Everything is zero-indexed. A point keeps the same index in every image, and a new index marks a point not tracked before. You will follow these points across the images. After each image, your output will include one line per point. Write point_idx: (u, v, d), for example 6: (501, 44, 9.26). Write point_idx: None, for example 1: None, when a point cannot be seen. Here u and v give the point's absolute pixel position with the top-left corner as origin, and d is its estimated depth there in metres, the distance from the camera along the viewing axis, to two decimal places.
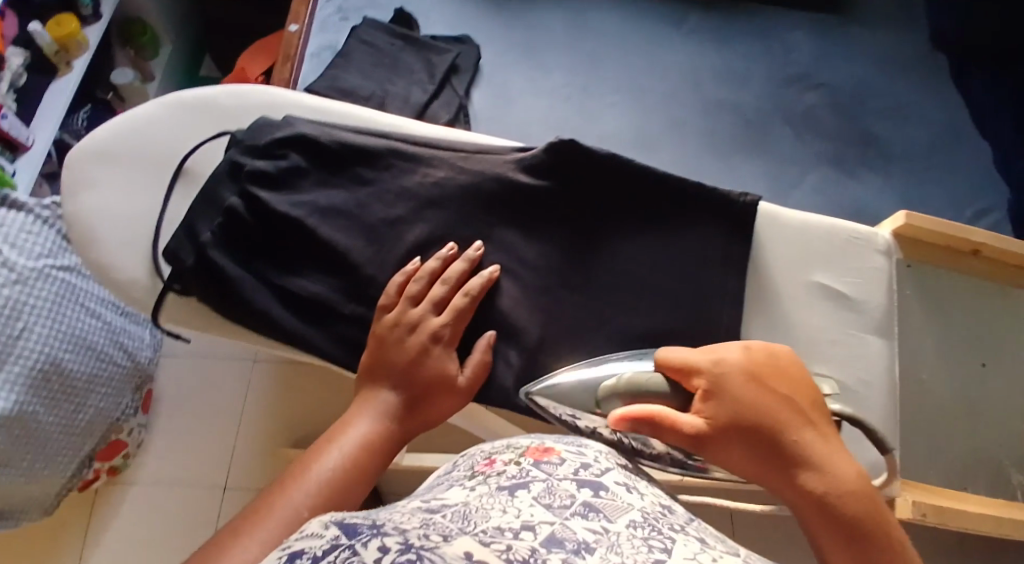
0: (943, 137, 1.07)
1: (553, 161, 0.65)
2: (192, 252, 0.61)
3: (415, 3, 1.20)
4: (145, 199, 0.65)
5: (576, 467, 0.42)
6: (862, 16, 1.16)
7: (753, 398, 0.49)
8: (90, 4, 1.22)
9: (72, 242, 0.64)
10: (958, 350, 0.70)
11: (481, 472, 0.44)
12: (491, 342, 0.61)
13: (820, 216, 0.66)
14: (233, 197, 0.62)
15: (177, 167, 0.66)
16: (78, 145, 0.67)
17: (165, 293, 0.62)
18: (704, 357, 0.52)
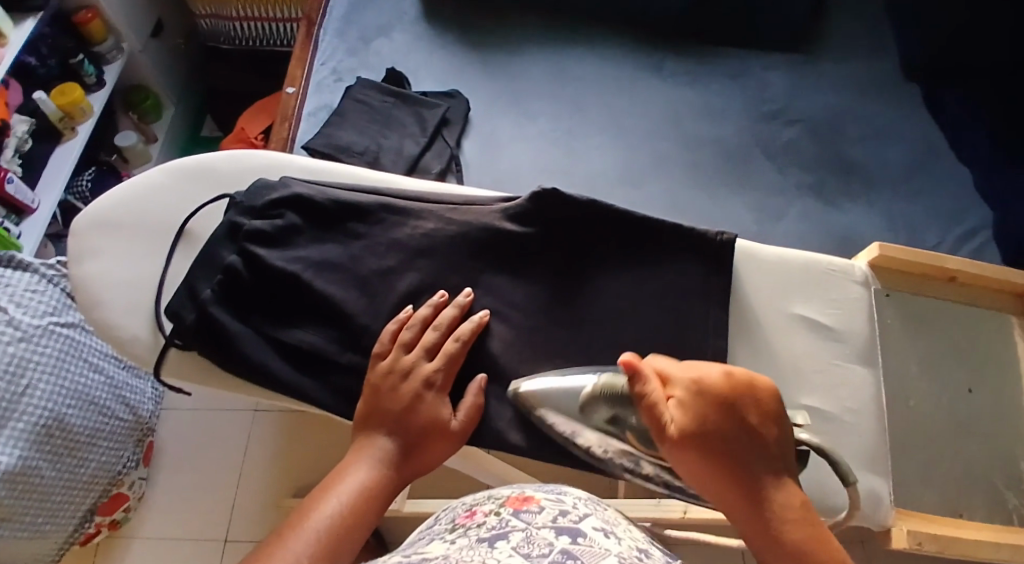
0: (923, 162, 1.09)
1: (536, 208, 0.68)
2: (193, 310, 0.63)
3: (405, 60, 1.25)
4: (148, 260, 0.68)
5: (555, 514, 0.43)
6: (833, 53, 1.21)
7: (719, 417, 0.52)
8: (93, 73, 1.26)
9: (78, 304, 0.67)
10: (946, 376, 0.71)
11: (463, 524, 0.46)
12: (482, 386, 0.63)
13: (797, 251, 0.68)
14: (233, 255, 0.65)
15: (179, 229, 0.69)
16: (82, 214, 0.70)
17: (167, 348, 0.64)
18: (680, 372, 0.55)
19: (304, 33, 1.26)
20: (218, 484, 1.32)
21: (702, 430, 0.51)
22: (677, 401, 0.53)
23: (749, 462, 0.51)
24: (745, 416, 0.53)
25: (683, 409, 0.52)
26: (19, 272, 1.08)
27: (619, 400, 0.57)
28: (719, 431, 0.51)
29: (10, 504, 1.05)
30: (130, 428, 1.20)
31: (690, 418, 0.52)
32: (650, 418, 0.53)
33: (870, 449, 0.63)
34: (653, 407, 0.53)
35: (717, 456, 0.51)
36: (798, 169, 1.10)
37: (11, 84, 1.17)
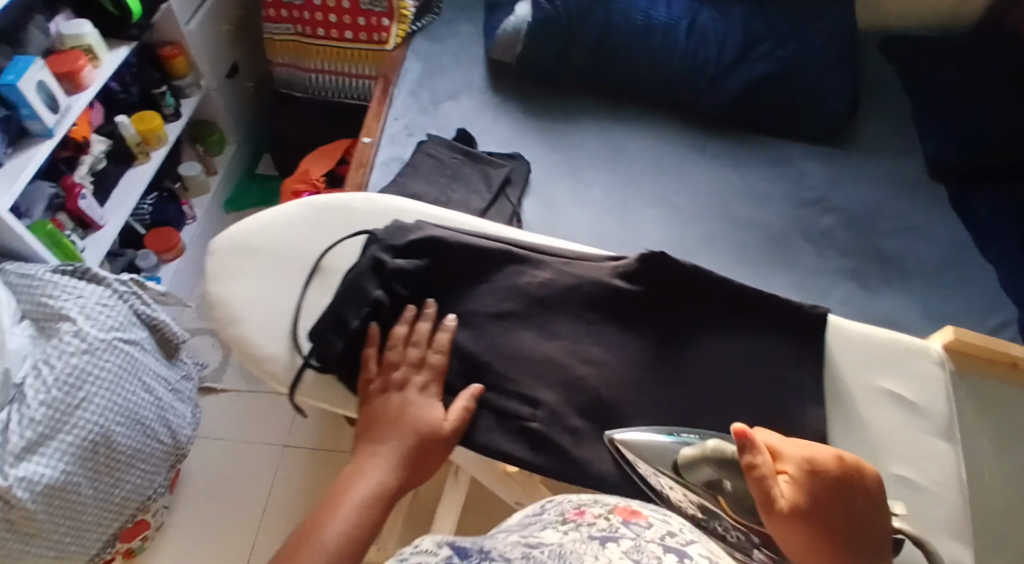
0: (951, 254, 1.14)
1: (645, 269, 0.73)
2: (340, 338, 0.68)
3: (471, 121, 1.30)
4: (285, 285, 0.74)
5: (664, 531, 0.43)
6: (863, 146, 1.27)
7: (826, 495, 0.56)
8: (173, 104, 1.31)
9: (219, 321, 0.72)
10: (1007, 449, 0.79)
11: (571, 518, 0.46)
12: (475, 393, 0.68)
13: (881, 330, 0.74)
14: (378, 290, 0.70)
15: (315, 261, 0.75)
16: (219, 239, 0.77)
17: (304, 369, 0.69)
18: (790, 449, 0.59)
19: (381, 90, 1.32)
20: (235, 519, 1.27)
21: (813, 507, 0.55)
22: (789, 475, 0.57)
23: (852, 541, 0.55)
24: (850, 495, 0.57)
25: (796, 483, 0.56)
26: (93, 285, 1.09)
27: (728, 464, 0.59)
28: (826, 510, 0.55)
29: (43, 520, 1.01)
30: (167, 453, 1.17)
31: (801, 495, 0.56)
32: (760, 490, 0.56)
33: (952, 518, 0.68)
34: (764, 479, 0.56)
35: (822, 532, 0.54)
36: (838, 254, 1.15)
37: (95, 105, 1.21)
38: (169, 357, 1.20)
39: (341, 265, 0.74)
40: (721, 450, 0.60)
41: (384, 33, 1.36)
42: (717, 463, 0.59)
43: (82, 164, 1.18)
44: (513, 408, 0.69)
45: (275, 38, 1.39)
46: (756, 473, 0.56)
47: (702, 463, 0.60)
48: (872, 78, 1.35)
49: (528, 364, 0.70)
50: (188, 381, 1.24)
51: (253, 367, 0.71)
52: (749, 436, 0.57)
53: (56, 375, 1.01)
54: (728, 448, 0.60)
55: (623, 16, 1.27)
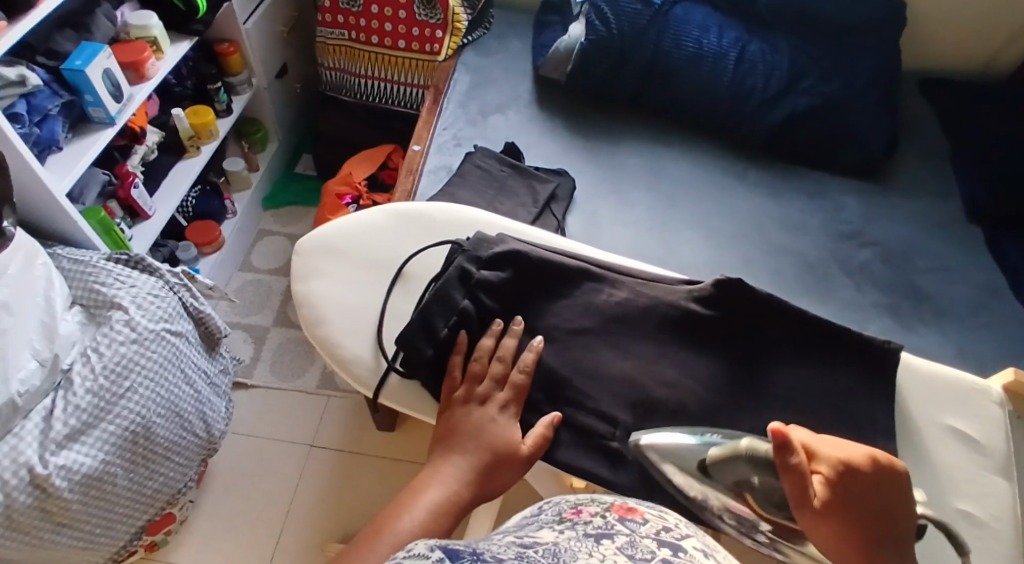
0: (983, 294, 1.16)
1: (720, 295, 0.76)
2: (428, 344, 0.72)
3: (520, 136, 1.31)
4: (369, 290, 0.79)
5: (658, 528, 0.47)
6: (898, 183, 1.31)
7: (861, 494, 0.58)
8: (225, 101, 1.38)
9: (307, 320, 0.78)
10: None
11: (570, 518, 0.49)
12: (554, 420, 0.70)
13: (945, 368, 0.79)
14: (465, 300, 0.74)
15: (398, 269, 0.80)
16: (308, 238, 0.83)
17: (388, 373, 0.74)
18: (825, 449, 0.60)
19: (431, 99, 1.35)
20: (260, 516, 1.26)
21: (845, 506, 0.58)
22: (823, 476, 0.58)
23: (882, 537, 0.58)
24: (883, 494, 0.60)
25: (829, 484, 0.58)
26: (145, 276, 1.10)
27: (761, 464, 0.61)
28: (858, 510, 0.58)
29: (76, 509, 0.99)
30: (201, 446, 1.16)
31: (834, 495, 0.58)
32: (795, 489, 0.58)
33: (1007, 553, 0.72)
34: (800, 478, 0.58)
35: (852, 531, 0.57)
36: (874, 288, 1.17)
37: (152, 97, 1.26)
38: (209, 350, 1.20)
39: (425, 274, 0.80)
40: (753, 450, 0.62)
41: (437, 44, 1.40)
42: (750, 461, 0.61)
43: (135, 154, 1.21)
44: (592, 425, 0.72)
45: (328, 42, 1.48)
46: (792, 471, 0.58)
47: (736, 461, 0.62)
48: (909, 122, 1.40)
49: (607, 382, 0.73)
50: (225, 375, 1.24)
51: (337, 367, 0.76)
52: (785, 436, 0.58)
53: (104, 363, 1.00)
54: (761, 448, 0.62)
55: (674, 41, 1.30)
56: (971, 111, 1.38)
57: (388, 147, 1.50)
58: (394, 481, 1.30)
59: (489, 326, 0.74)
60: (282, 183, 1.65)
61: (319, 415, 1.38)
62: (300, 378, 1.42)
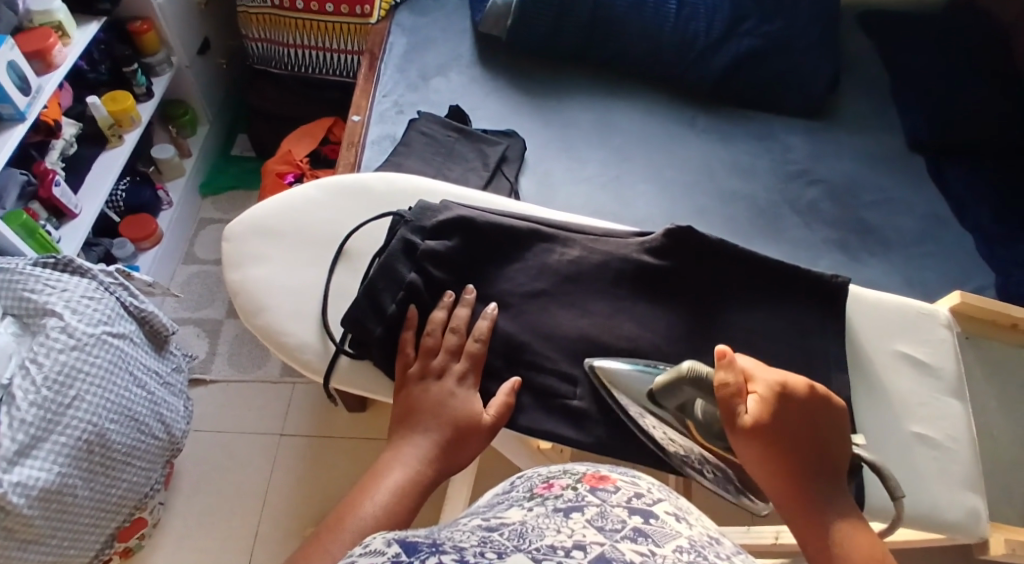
0: (927, 221, 1.17)
1: (671, 245, 0.75)
2: (378, 322, 0.69)
3: (463, 98, 1.25)
4: (311, 271, 0.75)
5: (629, 495, 0.45)
6: (845, 117, 1.31)
7: (793, 418, 0.58)
8: (144, 84, 1.32)
9: (246, 308, 0.74)
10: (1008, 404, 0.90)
11: (540, 494, 0.47)
12: (515, 386, 0.68)
13: (893, 296, 0.79)
14: (412, 272, 0.71)
15: (340, 247, 0.77)
16: (239, 222, 0.79)
17: (338, 357, 0.71)
18: (763, 373, 0.61)
19: (367, 65, 1.29)
20: (230, 512, 1.23)
21: (778, 427, 0.57)
22: (757, 396, 0.59)
23: (811, 460, 0.58)
24: (817, 420, 0.59)
25: (761, 405, 0.58)
26: (77, 278, 1.04)
27: (704, 387, 0.60)
28: (791, 432, 0.58)
29: (39, 525, 0.95)
30: (163, 448, 1.12)
31: (768, 416, 0.58)
32: (725, 408, 0.58)
33: (964, 472, 0.73)
34: (731, 397, 0.58)
35: (782, 454, 0.57)
36: (825, 223, 1.16)
37: (65, 86, 1.20)
38: (158, 349, 1.15)
39: (369, 248, 0.77)
40: (697, 373, 0.60)
41: (368, 5, 1.34)
42: (695, 383, 0.60)
43: (53, 149, 1.15)
44: (554, 387, 0.70)
45: (250, 12, 1.40)
46: (726, 390, 0.58)
47: (680, 385, 0.60)
48: (851, 56, 1.39)
49: (566, 343, 0.71)
50: (179, 374, 1.19)
51: (283, 355, 0.72)
52: (728, 356, 0.59)
53: (45, 374, 0.95)
54: (703, 371, 0.60)
55: None
56: (909, 40, 1.37)
57: (329, 120, 1.44)
58: (361, 464, 1.28)
59: (441, 298, 0.71)
60: (219, 168, 1.58)
61: (282, 406, 1.34)
62: (260, 367, 1.38)
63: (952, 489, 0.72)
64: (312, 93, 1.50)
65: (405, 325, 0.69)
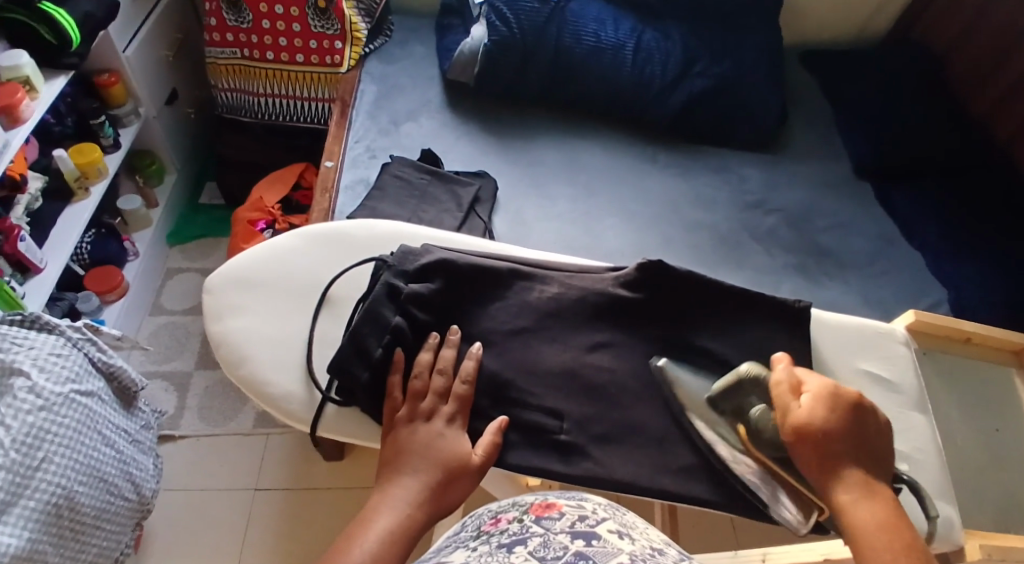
0: (879, 244, 1.23)
1: (643, 277, 0.78)
2: (364, 368, 0.70)
3: (434, 142, 1.28)
4: (293, 319, 0.76)
5: (573, 519, 0.48)
6: (796, 150, 1.37)
7: (842, 411, 0.63)
8: (112, 136, 1.32)
9: (228, 359, 0.74)
10: (977, 418, 0.93)
11: (487, 530, 0.49)
12: (502, 425, 0.69)
13: (852, 318, 0.84)
14: (396, 317, 0.72)
15: (321, 294, 0.77)
16: (217, 273, 0.79)
17: (323, 405, 0.71)
18: (818, 377, 0.66)
19: (338, 112, 1.30)
20: None
21: (825, 421, 0.62)
22: (809, 393, 0.64)
23: (856, 452, 0.62)
24: (864, 415, 0.64)
25: (813, 400, 0.64)
26: (45, 335, 1.02)
27: (762, 388, 0.69)
28: (840, 426, 0.62)
29: None
30: (132, 509, 1.10)
31: (818, 409, 0.63)
32: (780, 405, 0.65)
33: (926, 481, 0.77)
34: (784, 395, 0.65)
35: (829, 445, 0.62)
36: (785, 250, 1.20)
37: (31, 140, 1.19)
38: (126, 407, 1.13)
39: (351, 294, 0.78)
40: (755, 373, 0.69)
41: (337, 55, 1.36)
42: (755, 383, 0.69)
43: (18, 205, 1.14)
44: (541, 423, 0.71)
45: (219, 62, 1.41)
46: (780, 389, 0.66)
47: (740, 384, 0.69)
48: (798, 95, 1.46)
49: (550, 377, 0.73)
50: (147, 432, 1.18)
51: (267, 405, 0.72)
52: (782, 363, 0.68)
53: (15, 437, 0.92)
54: (761, 372, 0.69)
55: (574, 35, 1.31)
56: (851, 77, 1.44)
57: (301, 166, 1.45)
58: (339, 511, 1.27)
59: (426, 341, 0.72)
60: (187, 217, 1.58)
61: (257, 456, 1.32)
62: (232, 420, 1.36)
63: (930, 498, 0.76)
64: (281, 138, 1.51)
65: (392, 369, 0.70)
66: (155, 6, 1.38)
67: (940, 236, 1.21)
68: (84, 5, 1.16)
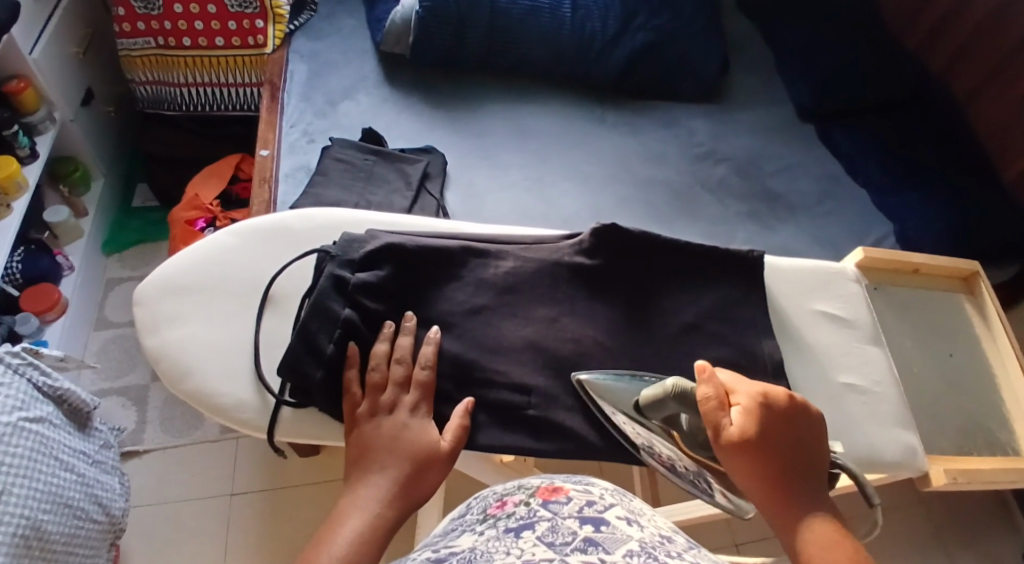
0: (829, 183, 1.23)
1: (599, 243, 0.76)
2: (317, 367, 0.67)
3: (375, 120, 1.23)
4: (237, 323, 0.72)
5: (581, 505, 0.46)
6: (740, 96, 1.36)
7: (775, 425, 0.59)
8: (27, 145, 1.24)
9: (171, 373, 0.70)
10: (929, 343, 0.93)
11: (493, 514, 0.47)
12: (468, 407, 0.67)
13: (805, 260, 0.83)
14: (346, 309, 0.69)
15: (265, 293, 0.74)
16: (150, 282, 0.75)
17: (279, 409, 0.68)
18: (745, 387, 0.62)
19: (270, 96, 1.24)
20: None
21: (761, 436, 0.58)
22: (741, 407, 0.59)
23: (794, 469, 0.58)
24: (797, 425, 0.60)
25: (748, 414, 0.59)
26: None
27: (687, 401, 0.61)
28: (775, 441, 0.58)
29: None
30: (102, 531, 1.06)
31: (751, 424, 0.58)
32: (712, 421, 0.58)
33: (892, 414, 0.78)
34: (715, 410, 0.59)
35: (767, 463, 0.57)
36: (737, 198, 1.20)
37: None
38: (81, 428, 1.09)
39: (297, 290, 0.74)
40: (681, 389, 0.61)
41: (260, 35, 1.30)
42: (679, 399, 0.61)
43: None
44: (508, 400, 0.69)
45: (134, 54, 1.33)
46: (710, 404, 0.59)
47: (664, 401, 0.61)
48: (736, 41, 1.45)
49: (514, 353, 0.71)
50: (109, 451, 1.13)
51: (220, 416, 0.69)
52: (707, 370, 0.60)
53: None
54: (688, 387, 0.61)
55: None
56: (788, 17, 1.43)
57: (237, 157, 1.39)
58: (318, 507, 1.25)
59: (381, 331, 0.69)
60: (124, 223, 1.51)
61: (228, 461, 1.29)
62: (197, 428, 1.32)
63: (885, 431, 0.77)
64: (213, 130, 1.44)
65: (347, 363, 0.67)
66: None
67: (884, 170, 1.21)
68: None
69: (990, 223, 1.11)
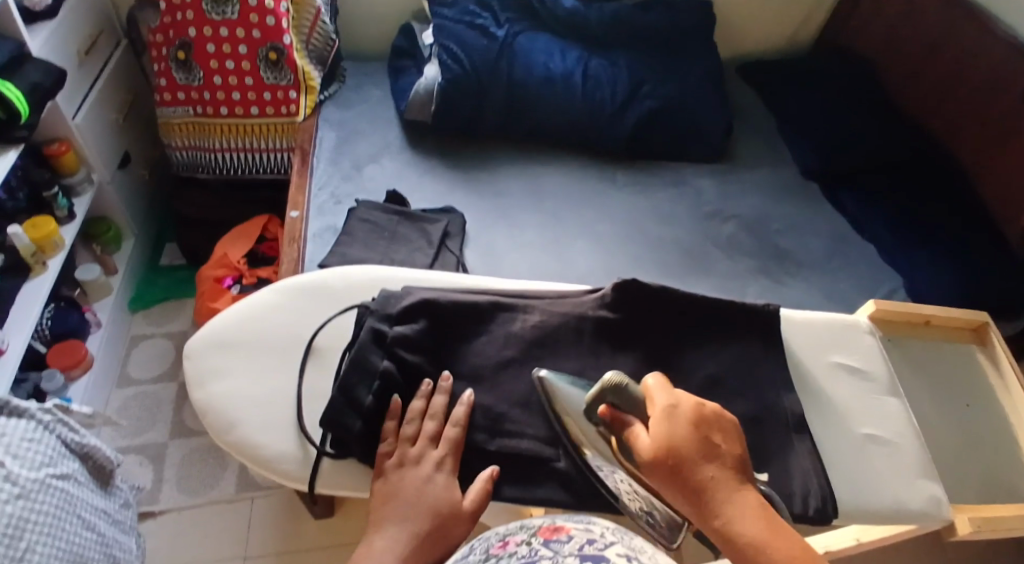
0: (836, 242, 1.27)
1: (621, 298, 0.79)
2: (357, 418, 0.69)
3: (397, 182, 1.28)
4: (279, 376, 0.75)
5: (582, 542, 0.47)
6: (746, 159, 1.41)
7: (685, 434, 0.58)
8: (65, 206, 1.29)
9: (214, 424, 0.73)
10: (948, 395, 0.96)
11: (495, 555, 0.48)
12: (493, 474, 0.68)
13: (820, 314, 0.86)
14: (384, 361, 0.72)
15: (306, 347, 0.77)
16: (197, 338, 0.78)
17: (321, 460, 0.70)
18: (662, 398, 0.61)
19: (299, 161, 1.29)
20: None
21: (670, 448, 0.57)
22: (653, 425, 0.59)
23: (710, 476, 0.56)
24: (711, 433, 0.59)
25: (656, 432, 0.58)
26: (13, 420, 0.99)
27: (621, 402, 0.62)
28: (687, 450, 0.57)
29: None
30: None
31: (659, 439, 0.58)
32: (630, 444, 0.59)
33: (913, 465, 0.79)
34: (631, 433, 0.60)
35: (681, 472, 0.56)
36: (747, 256, 1.23)
37: None
38: (103, 485, 1.09)
39: (336, 344, 0.77)
40: (620, 386, 0.62)
41: (292, 105, 1.36)
42: (616, 395, 0.62)
43: None
44: (539, 452, 0.71)
45: (173, 121, 1.39)
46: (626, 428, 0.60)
47: (601, 397, 0.63)
48: (740, 108, 1.51)
49: (543, 405, 0.73)
50: (128, 509, 1.13)
51: (261, 466, 0.71)
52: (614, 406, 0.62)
53: None
54: (624, 385, 0.62)
55: (525, 68, 1.34)
56: (790, 85, 1.50)
57: (264, 218, 1.43)
58: None
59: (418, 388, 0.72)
60: (150, 282, 1.55)
61: (245, 519, 1.29)
62: (215, 486, 1.32)
63: (908, 483, 0.78)
64: (242, 192, 1.49)
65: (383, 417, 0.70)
66: (101, 71, 1.37)
67: (889, 229, 1.25)
68: (33, 78, 1.12)
69: (995, 278, 1.14)
